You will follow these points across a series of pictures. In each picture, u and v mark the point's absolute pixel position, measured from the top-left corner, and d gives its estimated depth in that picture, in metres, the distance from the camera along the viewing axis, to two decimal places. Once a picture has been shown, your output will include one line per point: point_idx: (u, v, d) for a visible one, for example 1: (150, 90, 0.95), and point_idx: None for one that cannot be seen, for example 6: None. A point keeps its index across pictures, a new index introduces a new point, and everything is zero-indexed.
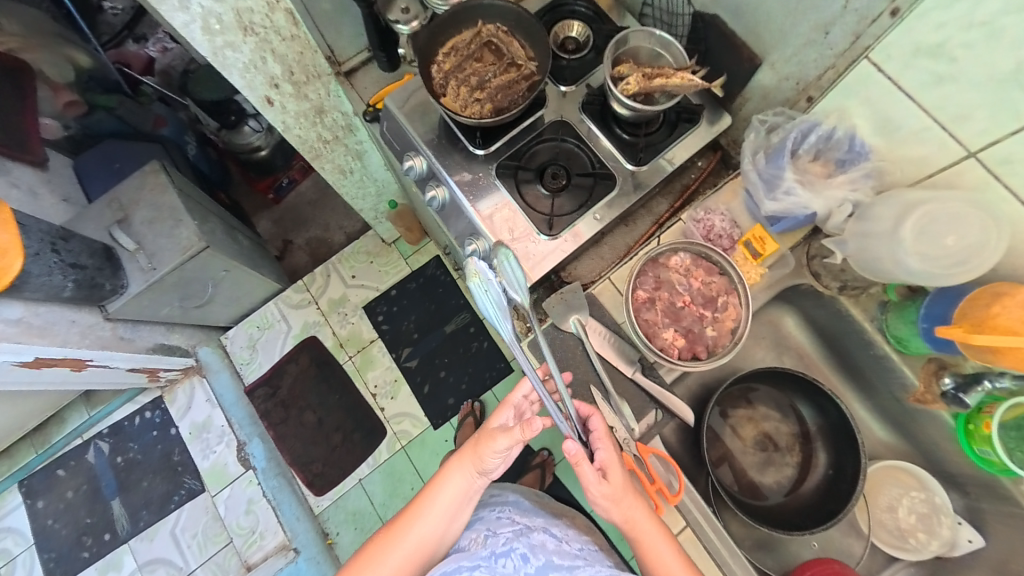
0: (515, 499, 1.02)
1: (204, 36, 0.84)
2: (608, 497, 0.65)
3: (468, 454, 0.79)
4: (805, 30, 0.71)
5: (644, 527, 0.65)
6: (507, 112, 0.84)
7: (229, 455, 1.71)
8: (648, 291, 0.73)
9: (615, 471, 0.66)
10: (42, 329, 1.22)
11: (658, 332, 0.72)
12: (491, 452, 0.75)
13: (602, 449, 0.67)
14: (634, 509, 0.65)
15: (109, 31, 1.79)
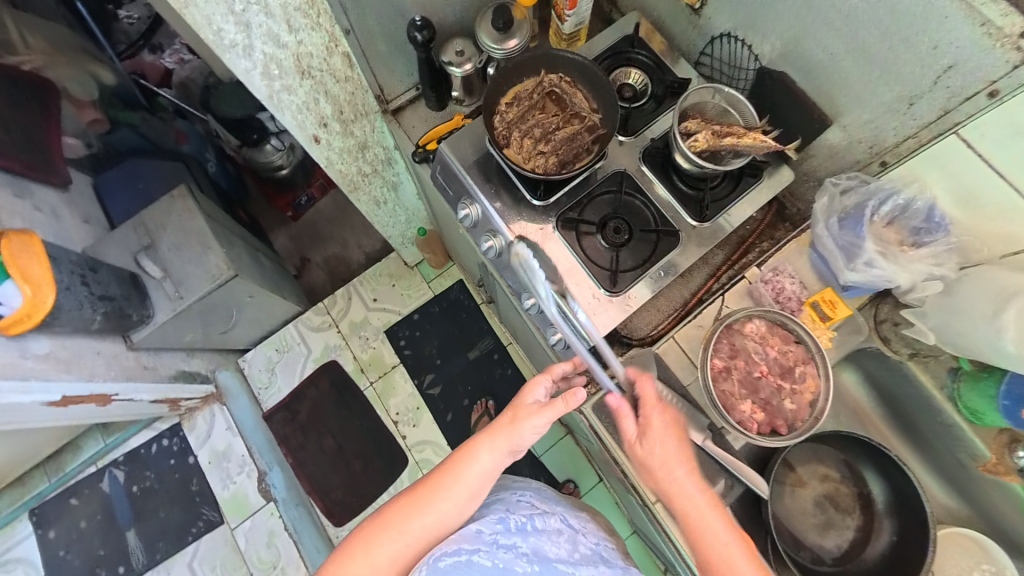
0: (537, 488, 0.97)
1: (263, 81, 0.81)
2: (661, 471, 0.68)
3: (502, 430, 0.75)
4: (887, 97, 0.70)
5: (704, 511, 0.65)
6: (572, 166, 0.83)
7: (250, 485, 1.67)
8: (724, 359, 0.73)
9: (675, 444, 0.69)
10: (70, 361, 1.17)
11: (735, 404, 0.71)
12: (531, 427, 0.74)
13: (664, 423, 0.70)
14: (693, 490, 0.66)
15: (126, 40, 1.77)
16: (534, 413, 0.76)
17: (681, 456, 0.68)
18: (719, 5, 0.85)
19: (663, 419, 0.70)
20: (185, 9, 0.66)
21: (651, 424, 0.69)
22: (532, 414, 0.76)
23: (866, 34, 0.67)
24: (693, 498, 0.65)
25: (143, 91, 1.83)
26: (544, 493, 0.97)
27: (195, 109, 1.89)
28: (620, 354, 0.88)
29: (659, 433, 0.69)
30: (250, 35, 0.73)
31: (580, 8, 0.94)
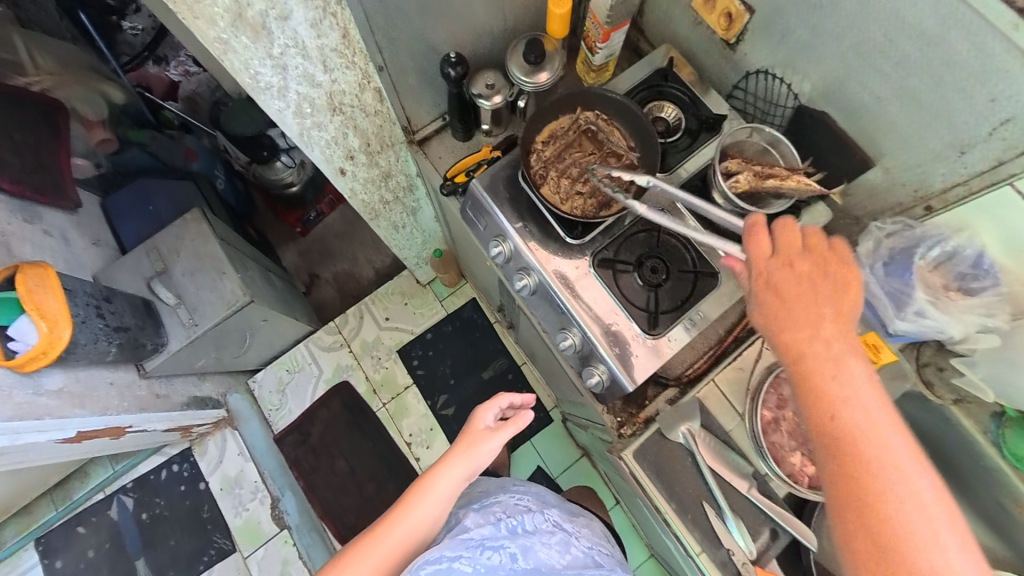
0: (538, 495, 1.07)
1: (295, 120, 0.80)
2: (795, 318, 0.57)
3: (459, 455, 0.83)
4: (936, 145, 0.69)
5: (849, 371, 0.54)
6: (610, 207, 0.82)
7: (263, 513, 1.64)
8: (773, 410, 0.77)
9: (826, 293, 0.57)
10: (83, 396, 1.14)
11: (787, 457, 0.75)
12: (484, 452, 0.84)
13: (814, 269, 0.59)
14: (837, 345, 0.55)
15: (130, 52, 1.70)
16: (486, 436, 0.85)
17: (827, 306, 0.56)
18: (758, 41, 0.84)
19: (811, 263, 0.59)
20: (222, 55, 0.64)
21: (790, 266, 0.60)
22: (485, 438, 0.85)
23: (917, 82, 0.66)
24: (833, 353, 0.55)
25: (148, 105, 1.74)
26: (545, 502, 1.07)
27: (203, 126, 1.83)
28: (656, 394, 0.87)
29: (801, 276, 0.59)
30: (286, 77, 0.71)
31: (613, 41, 0.92)
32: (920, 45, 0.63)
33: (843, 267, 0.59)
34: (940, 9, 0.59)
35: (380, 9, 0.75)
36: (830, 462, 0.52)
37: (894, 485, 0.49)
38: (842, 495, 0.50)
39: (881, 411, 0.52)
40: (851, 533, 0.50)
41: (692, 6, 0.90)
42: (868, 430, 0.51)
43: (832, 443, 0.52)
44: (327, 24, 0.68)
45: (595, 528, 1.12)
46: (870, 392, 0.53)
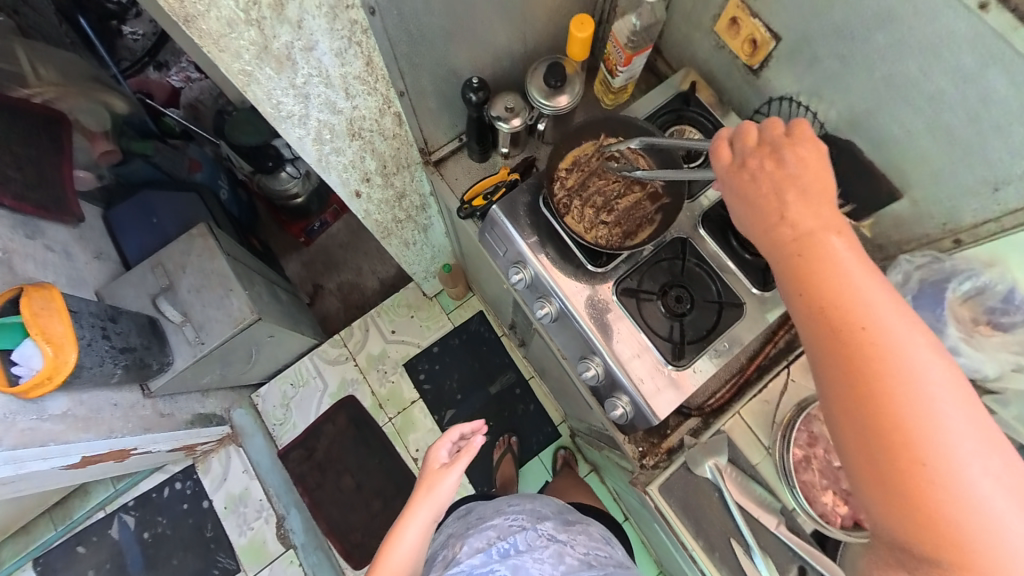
0: (530, 509, 1.06)
1: (314, 146, 0.78)
2: (765, 212, 0.53)
3: (420, 501, 0.82)
4: (969, 180, 0.68)
5: (832, 252, 0.48)
6: (635, 236, 0.81)
7: (269, 531, 1.62)
8: (802, 447, 0.77)
9: (796, 177, 0.52)
10: (88, 419, 1.12)
11: (818, 495, 0.75)
12: (443, 489, 0.83)
13: (781, 154, 0.53)
14: (815, 227, 0.50)
15: (130, 57, 1.67)
16: (442, 474, 0.84)
17: (794, 191, 0.51)
18: (783, 68, 0.83)
19: (776, 151, 0.54)
20: (246, 87, 0.62)
21: (752, 161, 0.55)
22: (440, 475, 0.84)
23: (951, 117, 0.65)
24: (811, 237, 0.49)
25: (149, 111, 1.71)
26: (540, 515, 1.06)
27: (206, 134, 1.78)
28: (679, 424, 0.86)
29: (767, 168, 0.54)
30: (307, 106, 0.70)
31: (634, 65, 0.90)
32: (956, 81, 0.62)
33: (810, 147, 0.54)
34: (979, 48, 0.58)
35: (404, 36, 0.73)
36: (825, 355, 0.46)
37: (899, 366, 0.43)
38: (841, 389, 0.45)
39: (873, 287, 0.46)
40: (855, 429, 0.44)
41: (714, 30, 0.89)
42: (862, 311, 0.45)
43: (821, 333, 0.46)
44: (352, 53, 0.66)
45: (593, 532, 1.09)
46: (858, 269, 0.47)
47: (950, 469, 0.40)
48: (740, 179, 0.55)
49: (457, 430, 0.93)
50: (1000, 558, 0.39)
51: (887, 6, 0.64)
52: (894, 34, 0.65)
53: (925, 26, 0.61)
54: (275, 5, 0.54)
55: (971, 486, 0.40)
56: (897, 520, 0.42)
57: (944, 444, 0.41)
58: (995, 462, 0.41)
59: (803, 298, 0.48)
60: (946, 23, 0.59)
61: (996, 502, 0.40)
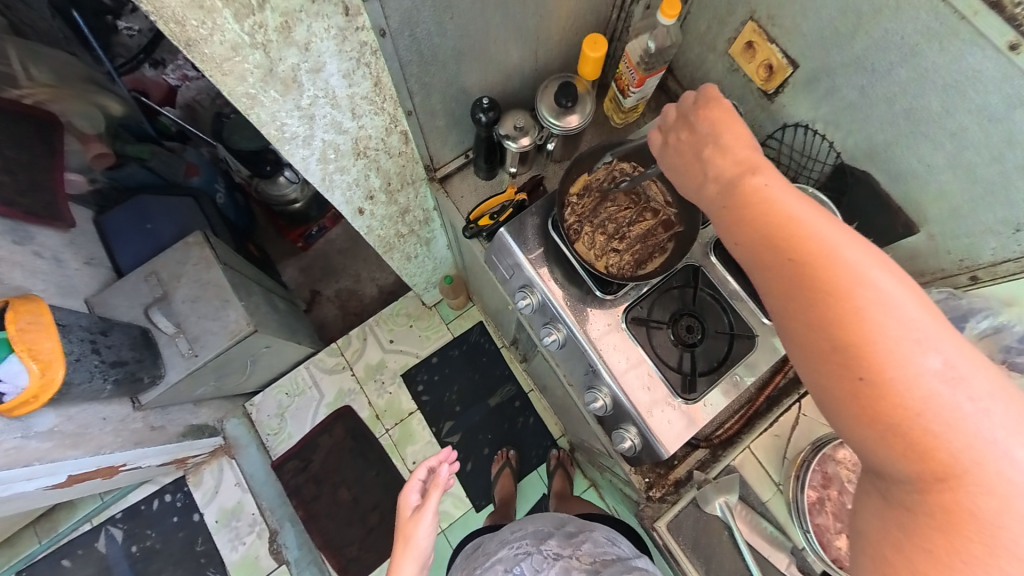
0: (532, 530, 1.04)
1: (318, 166, 0.75)
2: (694, 176, 0.59)
3: (402, 557, 0.80)
4: (989, 220, 0.67)
5: (762, 191, 0.51)
6: (647, 265, 0.80)
7: (262, 547, 1.59)
8: (818, 490, 0.79)
9: (712, 135, 0.58)
10: (77, 436, 1.08)
11: (832, 539, 0.77)
12: (419, 534, 0.81)
13: (693, 121, 0.61)
14: (741, 176, 0.53)
15: (125, 54, 1.51)
16: (415, 520, 0.82)
17: (711, 150, 0.58)
18: (799, 96, 0.82)
19: (690, 121, 0.61)
20: (249, 109, 0.59)
21: (673, 136, 0.63)
22: (414, 523, 0.82)
23: (973, 155, 0.64)
24: (739, 183, 0.53)
25: (144, 111, 1.61)
26: (543, 533, 1.03)
27: (202, 135, 1.69)
28: (687, 455, 0.88)
29: (683, 139, 0.62)
30: (313, 127, 0.67)
31: (646, 86, 0.88)
32: (978, 120, 0.61)
33: (718, 107, 0.59)
34: (1005, 89, 0.57)
35: (416, 58, 0.71)
36: (777, 291, 0.48)
37: (845, 280, 0.44)
38: (799, 320, 0.46)
39: (810, 213, 0.48)
40: (820, 356, 0.45)
41: (729, 53, 0.88)
42: (805, 238, 0.47)
43: (770, 268, 0.48)
44: (360, 74, 0.64)
45: (598, 538, 1.03)
46: (791, 199, 0.49)
47: (918, 382, 0.41)
48: (672, 154, 0.63)
49: (423, 467, 0.91)
50: (990, 468, 0.39)
51: (910, 42, 0.63)
52: (917, 69, 0.64)
53: (950, 64, 0.60)
54: (282, 28, 0.51)
55: (930, 386, 0.40)
56: (880, 445, 0.42)
57: (907, 357, 0.41)
58: (963, 365, 0.41)
59: (748, 239, 0.50)
60: (972, 62, 0.58)
61: (971, 408, 0.40)
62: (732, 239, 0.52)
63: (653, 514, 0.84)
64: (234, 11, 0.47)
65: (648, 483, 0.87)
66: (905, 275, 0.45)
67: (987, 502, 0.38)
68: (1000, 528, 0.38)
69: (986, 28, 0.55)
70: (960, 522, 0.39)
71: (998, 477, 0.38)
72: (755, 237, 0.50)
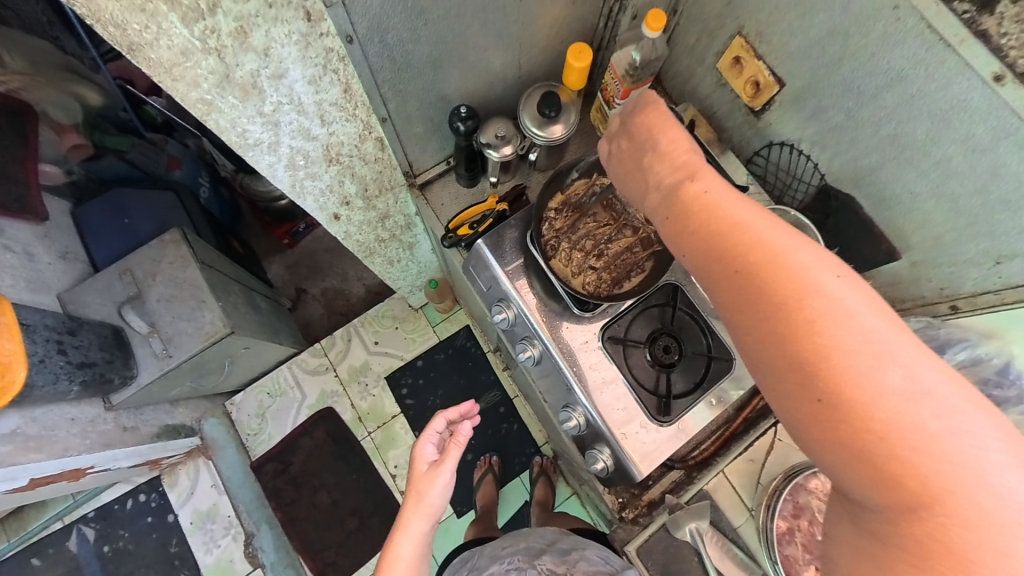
0: (523, 547, 0.96)
1: (287, 172, 0.72)
2: (637, 184, 0.57)
3: (411, 512, 0.78)
4: (971, 250, 0.66)
5: (704, 200, 0.49)
6: (625, 285, 0.79)
7: (236, 550, 1.58)
8: (788, 520, 0.79)
9: (652, 143, 0.56)
10: (41, 439, 1.06)
11: (801, 571, 0.76)
12: (433, 489, 0.78)
13: (632, 129, 0.58)
14: (684, 185, 0.51)
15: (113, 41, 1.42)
16: (430, 477, 0.79)
17: (652, 157, 0.55)
18: (785, 114, 0.80)
19: (628, 126, 0.58)
20: (207, 116, 0.57)
21: (614, 142, 0.60)
22: (428, 481, 0.79)
23: (956, 186, 0.63)
24: (679, 191, 0.51)
25: (129, 100, 1.50)
26: (536, 549, 0.95)
27: (188, 126, 1.55)
28: (661, 476, 0.89)
29: (625, 147, 0.59)
30: (278, 133, 0.64)
31: None
32: (963, 150, 0.60)
33: (654, 110, 0.56)
34: (990, 120, 0.56)
35: (389, 64, 0.70)
36: (732, 305, 0.46)
37: (797, 293, 0.42)
38: (754, 336, 0.44)
39: (757, 220, 0.46)
40: (779, 375, 0.42)
41: (717, 67, 0.86)
42: (755, 249, 0.45)
43: (725, 280, 0.46)
44: (328, 80, 0.61)
45: (593, 557, 0.89)
46: (735, 207, 0.48)
47: (878, 399, 0.38)
48: (616, 165, 0.60)
49: (441, 418, 0.87)
50: (958, 490, 0.36)
51: (898, 67, 0.61)
52: (903, 94, 0.62)
53: (936, 91, 0.59)
54: (238, 33, 0.49)
55: (894, 403, 0.38)
56: (845, 467, 0.40)
57: (867, 373, 0.39)
58: (923, 377, 0.39)
59: (699, 251, 0.48)
60: (958, 91, 0.57)
61: (937, 426, 0.37)
62: (682, 251, 0.51)
63: (624, 537, 0.87)
64: (181, 14, 0.44)
65: (622, 503, 0.91)
66: (858, 280, 0.43)
67: (959, 529, 0.36)
68: (971, 558, 0.36)
69: (973, 57, 0.54)
70: (929, 548, 0.37)
71: (970, 502, 0.36)
72: (704, 249, 0.48)
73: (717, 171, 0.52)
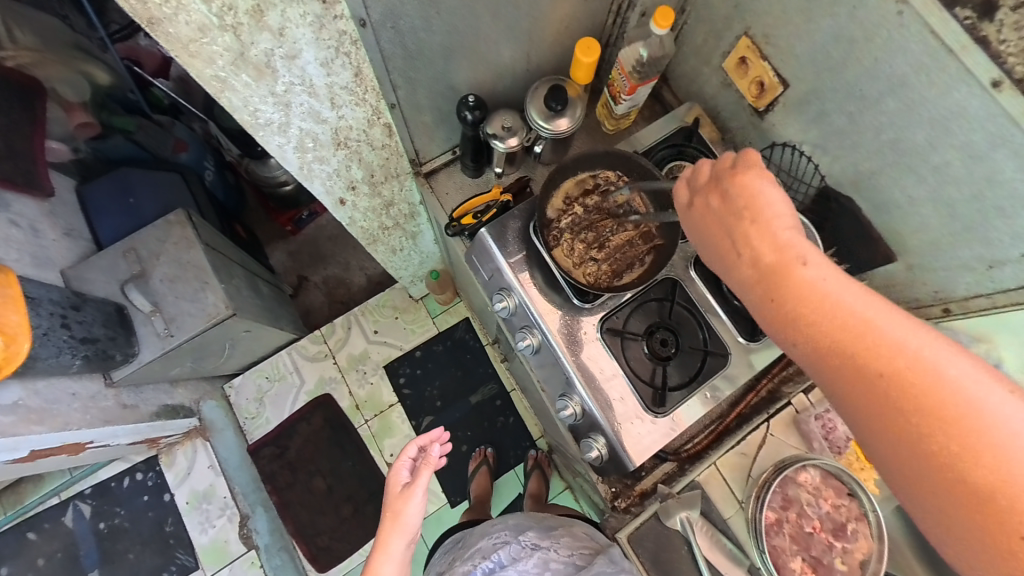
0: (511, 523, 0.97)
1: (296, 154, 0.73)
2: (730, 258, 0.55)
3: (390, 532, 0.80)
4: (965, 256, 0.68)
5: (825, 289, 0.47)
6: (624, 277, 0.80)
7: (231, 531, 1.60)
8: (777, 511, 0.82)
9: (746, 211, 0.55)
10: (42, 411, 1.08)
11: (787, 560, 0.80)
12: (408, 511, 0.81)
13: (728, 197, 0.56)
14: (791, 264, 0.50)
15: (120, 19, 1.41)
16: (405, 498, 0.82)
17: (753, 231, 0.54)
18: (789, 116, 0.81)
19: (722, 188, 0.57)
20: (220, 93, 0.58)
21: (702, 200, 0.59)
22: (404, 501, 0.82)
23: (953, 191, 0.64)
24: (796, 277, 0.49)
25: (136, 81, 1.49)
26: (522, 525, 0.97)
27: (195, 109, 1.57)
28: (654, 467, 0.90)
29: (717, 207, 0.57)
30: (289, 114, 0.65)
31: (638, 95, 0.86)
32: (960, 156, 0.61)
33: (756, 180, 0.55)
34: (988, 128, 0.57)
35: (399, 51, 0.71)
36: (842, 388, 0.45)
37: (955, 400, 0.40)
38: (903, 441, 0.41)
39: (895, 316, 0.45)
40: (897, 453, 0.42)
41: (723, 68, 0.87)
42: (864, 332, 0.44)
43: (830, 363, 0.46)
44: (340, 63, 0.62)
45: (578, 532, 0.95)
46: (870, 301, 0.46)
47: None
48: (704, 233, 0.59)
49: (412, 446, 0.89)
50: None
51: (899, 72, 0.62)
52: (904, 100, 0.63)
53: (938, 97, 0.60)
54: (254, 12, 0.50)
55: None
56: None
57: (1009, 462, 0.37)
58: None
59: (824, 345, 0.46)
60: (958, 98, 0.58)
61: None
62: (798, 340, 0.48)
63: (616, 525, 0.91)
64: None
65: (615, 493, 0.92)
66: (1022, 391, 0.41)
67: None
68: None
69: (973, 63, 0.55)
70: None
71: None
72: (836, 343, 0.45)
73: (814, 246, 0.51)
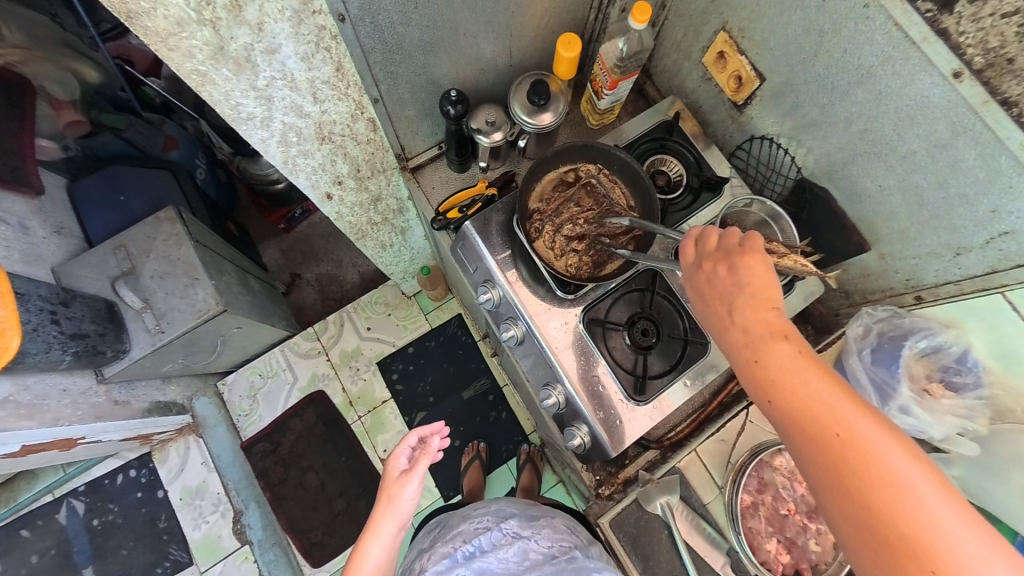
0: (494, 509, 1.00)
1: (279, 149, 0.74)
2: (721, 325, 0.59)
3: (382, 514, 0.81)
4: (934, 244, 0.70)
5: (800, 368, 0.52)
6: (605, 269, 0.82)
7: (224, 527, 1.61)
8: (753, 495, 0.85)
9: (748, 286, 0.58)
10: (32, 407, 1.08)
11: (762, 541, 0.83)
12: (403, 495, 0.82)
13: (733, 270, 0.60)
14: (775, 339, 0.54)
15: (110, 19, 1.45)
16: (402, 482, 0.83)
17: (747, 304, 0.57)
18: (765, 109, 0.83)
19: (730, 263, 0.60)
20: (201, 87, 0.59)
21: (709, 265, 0.62)
22: (400, 485, 0.83)
23: (920, 179, 0.66)
24: (776, 352, 0.53)
25: (126, 80, 1.52)
26: (504, 513, 0.99)
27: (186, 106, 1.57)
28: (637, 455, 0.93)
29: (720, 273, 0.60)
30: (271, 108, 0.66)
31: (620, 90, 0.88)
32: (926, 146, 0.63)
33: (759, 259, 0.59)
34: (950, 117, 0.59)
35: (379, 45, 0.72)
36: (807, 456, 0.49)
37: (895, 480, 0.45)
38: (852, 511, 0.46)
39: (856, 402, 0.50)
40: (845, 519, 0.46)
41: (702, 62, 0.89)
42: (831, 411, 0.49)
43: (799, 432, 0.50)
44: (320, 58, 0.63)
45: (559, 524, 0.96)
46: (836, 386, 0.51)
47: None
48: (698, 297, 0.62)
49: (414, 435, 0.92)
50: None
51: (867, 65, 0.64)
52: (871, 91, 0.65)
53: (902, 88, 0.61)
54: (231, 7, 0.50)
55: None
56: None
57: (933, 543, 0.43)
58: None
59: (791, 416, 0.51)
60: (921, 88, 0.59)
61: None
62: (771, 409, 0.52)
63: (599, 511, 0.95)
64: None
65: (599, 481, 0.95)
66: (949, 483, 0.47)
67: None
68: None
69: (935, 54, 0.56)
70: None
71: None
72: (803, 416, 0.50)
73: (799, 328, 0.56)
